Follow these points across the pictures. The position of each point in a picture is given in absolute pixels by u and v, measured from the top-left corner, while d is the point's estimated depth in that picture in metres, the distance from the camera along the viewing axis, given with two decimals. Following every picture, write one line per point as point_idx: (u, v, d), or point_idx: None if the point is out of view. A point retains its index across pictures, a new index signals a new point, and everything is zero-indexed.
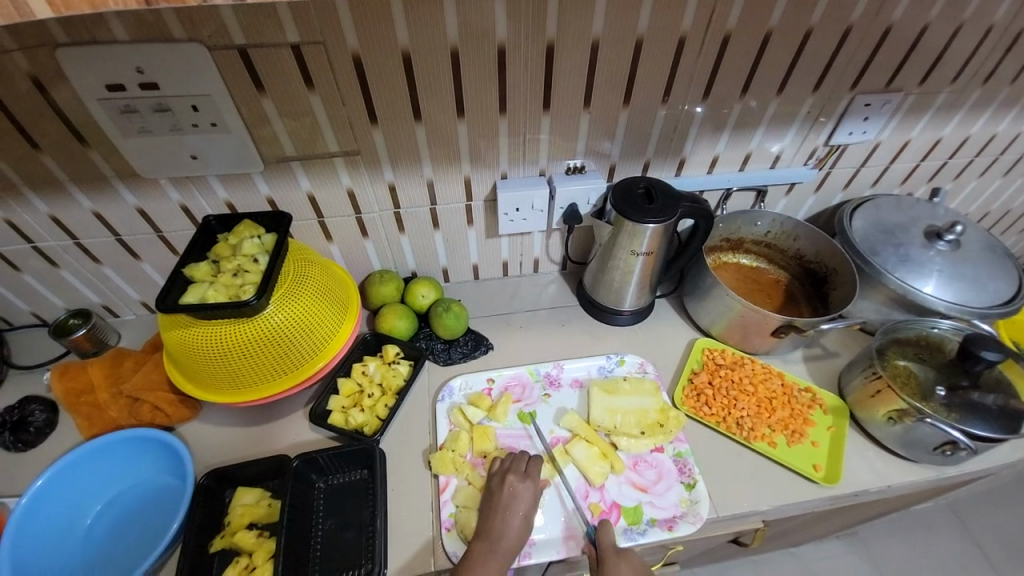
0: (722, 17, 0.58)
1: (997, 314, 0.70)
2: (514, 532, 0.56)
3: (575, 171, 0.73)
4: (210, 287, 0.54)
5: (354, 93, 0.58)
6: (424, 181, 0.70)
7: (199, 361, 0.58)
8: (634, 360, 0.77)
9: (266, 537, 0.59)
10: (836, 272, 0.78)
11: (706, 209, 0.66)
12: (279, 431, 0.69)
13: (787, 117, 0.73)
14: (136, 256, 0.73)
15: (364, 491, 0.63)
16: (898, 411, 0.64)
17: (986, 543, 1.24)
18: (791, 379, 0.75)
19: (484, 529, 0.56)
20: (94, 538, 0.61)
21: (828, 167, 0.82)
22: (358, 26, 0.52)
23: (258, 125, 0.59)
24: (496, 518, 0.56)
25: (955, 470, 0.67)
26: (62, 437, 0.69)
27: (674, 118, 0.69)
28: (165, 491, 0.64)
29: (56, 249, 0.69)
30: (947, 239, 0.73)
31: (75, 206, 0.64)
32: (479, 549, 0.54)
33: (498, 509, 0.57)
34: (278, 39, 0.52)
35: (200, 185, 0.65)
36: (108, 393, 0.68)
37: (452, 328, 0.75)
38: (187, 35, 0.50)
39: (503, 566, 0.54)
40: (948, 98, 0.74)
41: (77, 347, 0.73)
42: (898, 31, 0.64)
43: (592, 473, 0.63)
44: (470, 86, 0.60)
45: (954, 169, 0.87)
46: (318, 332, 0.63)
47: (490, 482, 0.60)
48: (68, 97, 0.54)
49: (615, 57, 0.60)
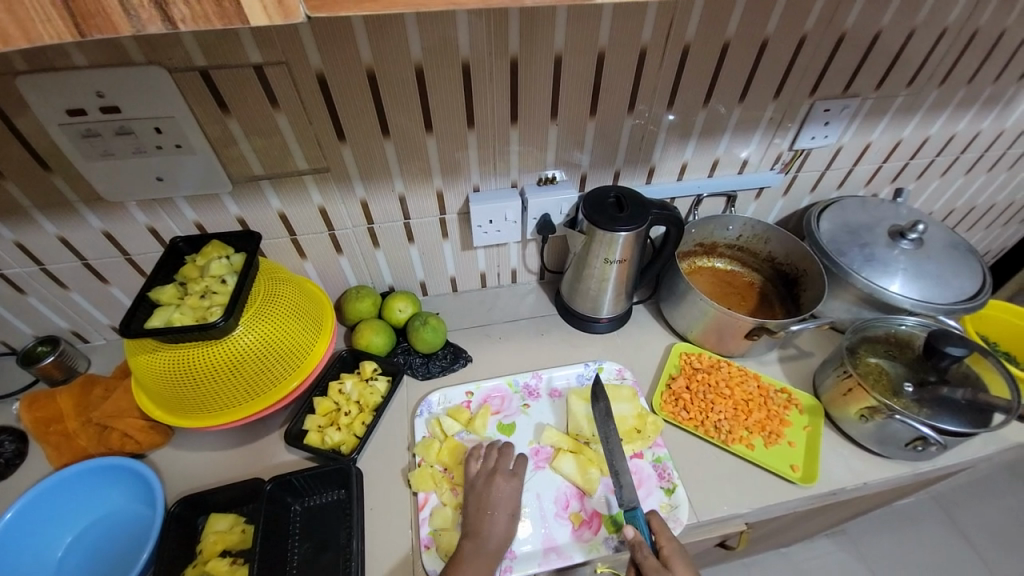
0: (681, 29, 0.60)
1: (962, 309, 0.72)
2: (512, 531, 0.57)
3: (547, 182, 0.74)
4: (176, 311, 0.53)
5: (321, 111, 0.58)
6: (396, 197, 0.70)
7: (168, 385, 0.57)
8: (612, 367, 0.77)
9: (240, 565, 0.58)
10: (806, 273, 0.80)
11: (674, 215, 0.67)
12: (255, 453, 0.68)
13: (752, 123, 0.74)
14: (105, 281, 0.72)
15: (342, 512, 0.62)
16: (869, 409, 0.65)
17: (972, 535, 1.25)
18: (767, 381, 0.76)
19: (473, 528, 0.56)
20: (65, 570, 0.60)
21: (795, 171, 0.84)
22: (320, 45, 0.52)
23: (224, 145, 0.59)
24: (484, 517, 0.57)
25: (929, 465, 0.68)
26: (31, 468, 0.67)
27: (641, 126, 0.70)
28: (137, 521, 0.63)
29: (23, 276, 0.68)
30: (911, 237, 0.75)
31: (40, 231, 0.63)
32: (467, 548, 0.54)
33: (485, 508, 0.57)
34: (240, 60, 0.52)
35: (168, 207, 0.65)
36: (77, 422, 0.66)
37: (430, 342, 0.75)
38: (147, 59, 0.50)
39: (491, 566, 0.54)
40: (905, 101, 0.77)
41: (45, 375, 0.72)
42: (853, 37, 0.66)
43: (582, 478, 0.63)
44: (437, 100, 0.60)
45: (916, 168, 0.89)
46: (290, 351, 0.62)
47: (474, 481, 0.60)
48: (30, 123, 0.53)
49: (579, 68, 0.61)
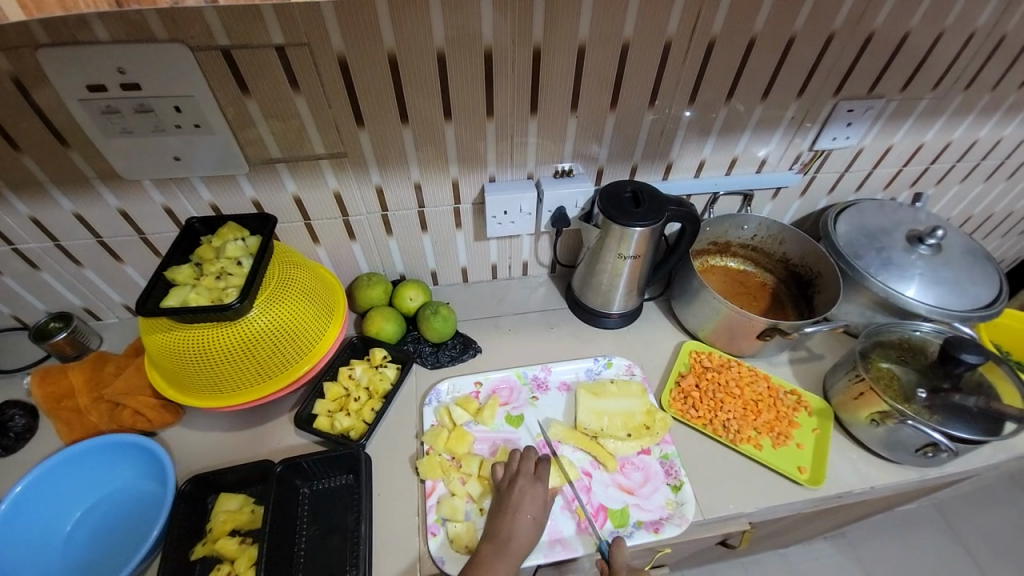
0: (707, 23, 0.59)
1: (977, 317, 0.71)
2: (524, 532, 0.56)
3: (563, 174, 0.73)
4: (191, 291, 0.53)
5: (340, 95, 0.58)
6: (411, 184, 0.70)
7: (180, 365, 0.57)
8: (621, 362, 0.77)
9: (250, 543, 0.58)
10: (821, 275, 0.79)
11: (692, 213, 0.67)
12: (265, 435, 0.68)
13: (773, 122, 0.73)
14: (118, 258, 0.72)
15: (350, 496, 0.62)
16: (880, 413, 0.64)
17: (971, 542, 1.25)
18: (776, 382, 0.76)
19: (492, 531, 0.55)
20: (73, 545, 0.60)
21: (813, 172, 0.83)
22: (343, 26, 0.52)
23: (242, 127, 0.59)
24: (505, 520, 0.56)
25: (937, 471, 0.68)
26: (42, 442, 0.68)
27: (661, 122, 0.69)
28: (145, 498, 0.63)
29: (37, 251, 0.68)
30: (929, 243, 0.74)
31: (56, 206, 0.63)
32: (489, 550, 0.53)
33: (507, 511, 0.57)
34: (262, 40, 0.51)
35: (184, 187, 0.64)
36: (90, 398, 0.66)
37: (439, 331, 0.75)
38: (170, 36, 0.50)
39: (504, 562, 0.53)
40: (930, 104, 0.76)
41: (57, 351, 0.72)
42: (881, 38, 0.65)
43: (552, 474, 0.64)
44: (457, 89, 0.60)
45: (936, 174, 0.88)
46: (303, 335, 0.62)
47: (500, 484, 0.60)
48: (50, 98, 0.53)
49: (601, 61, 0.60)
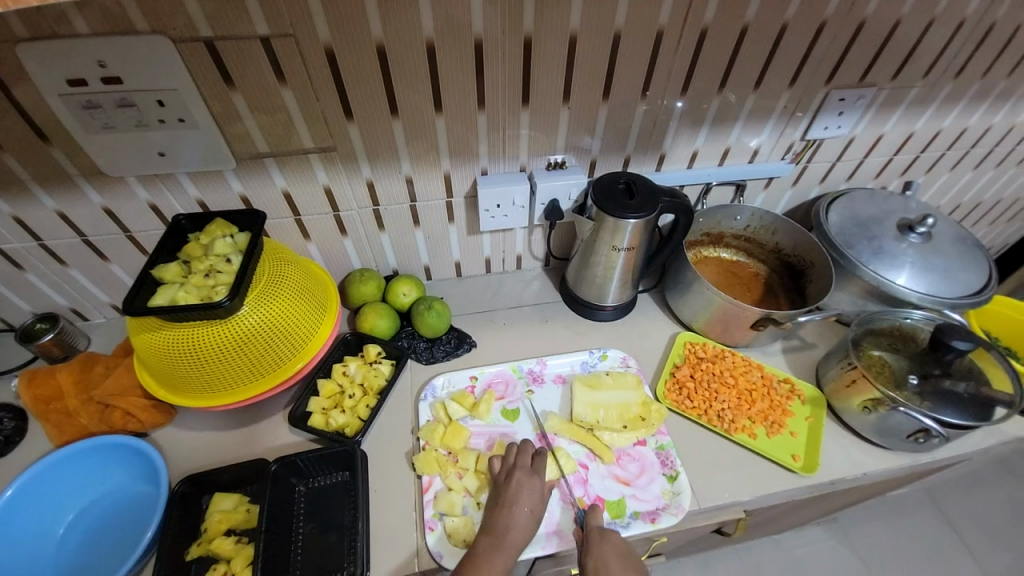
0: (699, 12, 0.59)
1: (967, 304, 0.72)
2: (521, 525, 0.56)
3: (555, 167, 0.73)
4: (180, 289, 0.52)
5: (329, 88, 0.57)
6: (403, 178, 0.69)
7: (170, 364, 0.56)
8: (616, 355, 0.77)
9: (245, 543, 0.58)
10: (813, 265, 0.80)
11: (685, 204, 0.66)
12: (260, 433, 0.68)
13: (765, 112, 0.73)
14: (105, 257, 0.71)
15: (347, 493, 0.62)
16: (873, 401, 0.65)
17: (960, 525, 1.28)
18: (770, 371, 0.76)
19: (490, 525, 0.55)
20: (67, 548, 0.59)
21: (805, 161, 0.83)
22: (330, 17, 0.51)
23: (229, 121, 0.58)
24: (503, 513, 0.56)
25: (928, 456, 0.69)
26: (31, 444, 0.67)
27: (654, 113, 0.69)
28: (139, 500, 0.62)
29: (21, 251, 0.67)
30: (919, 231, 0.74)
31: (38, 205, 0.62)
32: (488, 543, 0.53)
33: (505, 504, 0.57)
34: (247, 31, 0.50)
35: (170, 183, 0.63)
36: (78, 400, 0.65)
37: (434, 327, 0.74)
38: (151, 29, 0.48)
39: (502, 554, 0.53)
40: (920, 92, 0.76)
41: (44, 352, 0.71)
42: (871, 26, 0.65)
43: (551, 468, 0.64)
44: (448, 81, 0.59)
45: (926, 162, 0.89)
46: (295, 332, 0.61)
47: (497, 477, 0.60)
48: (29, 93, 0.51)
49: (592, 51, 0.60)
